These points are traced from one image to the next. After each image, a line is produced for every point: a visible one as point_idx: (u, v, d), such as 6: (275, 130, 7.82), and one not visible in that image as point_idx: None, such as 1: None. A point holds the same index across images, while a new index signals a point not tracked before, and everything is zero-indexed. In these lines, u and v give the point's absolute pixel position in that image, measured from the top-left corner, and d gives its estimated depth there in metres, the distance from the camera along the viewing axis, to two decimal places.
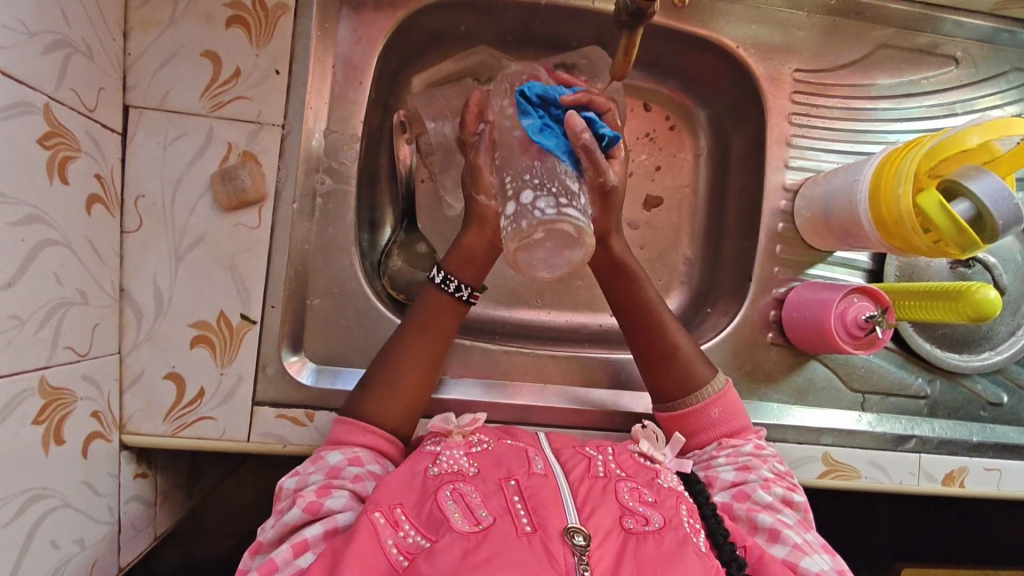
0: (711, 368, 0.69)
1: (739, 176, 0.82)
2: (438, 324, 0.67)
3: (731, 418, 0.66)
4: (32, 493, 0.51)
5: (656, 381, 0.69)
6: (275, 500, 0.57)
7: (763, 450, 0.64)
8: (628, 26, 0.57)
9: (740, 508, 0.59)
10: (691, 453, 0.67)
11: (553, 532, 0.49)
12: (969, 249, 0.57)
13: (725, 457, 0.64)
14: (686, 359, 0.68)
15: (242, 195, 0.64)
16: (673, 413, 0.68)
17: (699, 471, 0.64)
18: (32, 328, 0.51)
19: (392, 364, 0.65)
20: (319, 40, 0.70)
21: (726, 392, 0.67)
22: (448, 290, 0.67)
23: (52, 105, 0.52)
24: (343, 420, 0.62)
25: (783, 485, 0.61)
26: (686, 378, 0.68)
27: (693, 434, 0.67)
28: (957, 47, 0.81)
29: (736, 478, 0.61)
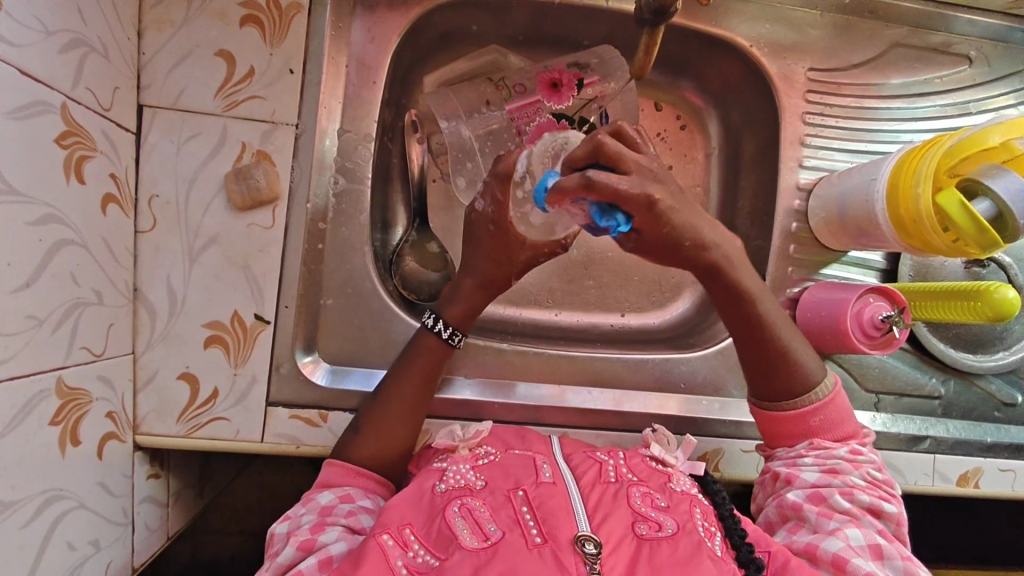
0: (821, 370, 0.63)
1: (752, 176, 0.82)
2: (429, 370, 0.66)
3: (834, 425, 0.62)
4: (48, 495, 0.51)
5: (760, 385, 0.63)
6: (268, 546, 0.57)
7: (858, 456, 0.61)
8: (649, 24, 0.56)
9: (810, 510, 0.58)
10: (779, 449, 0.64)
11: (562, 541, 0.48)
12: (989, 248, 0.57)
13: (813, 457, 0.61)
14: (797, 366, 0.62)
15: (257, 195, 0.64)
16: (770, 418, 0.64)
17: (783, 466, 0.63)
18: (49, 328, 0.50)
19: (392, 407, 0.64)
20: (333, 39, 0.69)
21: (832, 399, 0.63)
22: (444, 337, 0.67)
23: (68, 105, 0.52)
24: (333, 462, 0.62)
25: (874, 493, 0.59)
26: (795, 385, 0.62)
27: (787, 435, 0.63)
28: (971, 47, 0.80)
29: (818, 479, 0.59)
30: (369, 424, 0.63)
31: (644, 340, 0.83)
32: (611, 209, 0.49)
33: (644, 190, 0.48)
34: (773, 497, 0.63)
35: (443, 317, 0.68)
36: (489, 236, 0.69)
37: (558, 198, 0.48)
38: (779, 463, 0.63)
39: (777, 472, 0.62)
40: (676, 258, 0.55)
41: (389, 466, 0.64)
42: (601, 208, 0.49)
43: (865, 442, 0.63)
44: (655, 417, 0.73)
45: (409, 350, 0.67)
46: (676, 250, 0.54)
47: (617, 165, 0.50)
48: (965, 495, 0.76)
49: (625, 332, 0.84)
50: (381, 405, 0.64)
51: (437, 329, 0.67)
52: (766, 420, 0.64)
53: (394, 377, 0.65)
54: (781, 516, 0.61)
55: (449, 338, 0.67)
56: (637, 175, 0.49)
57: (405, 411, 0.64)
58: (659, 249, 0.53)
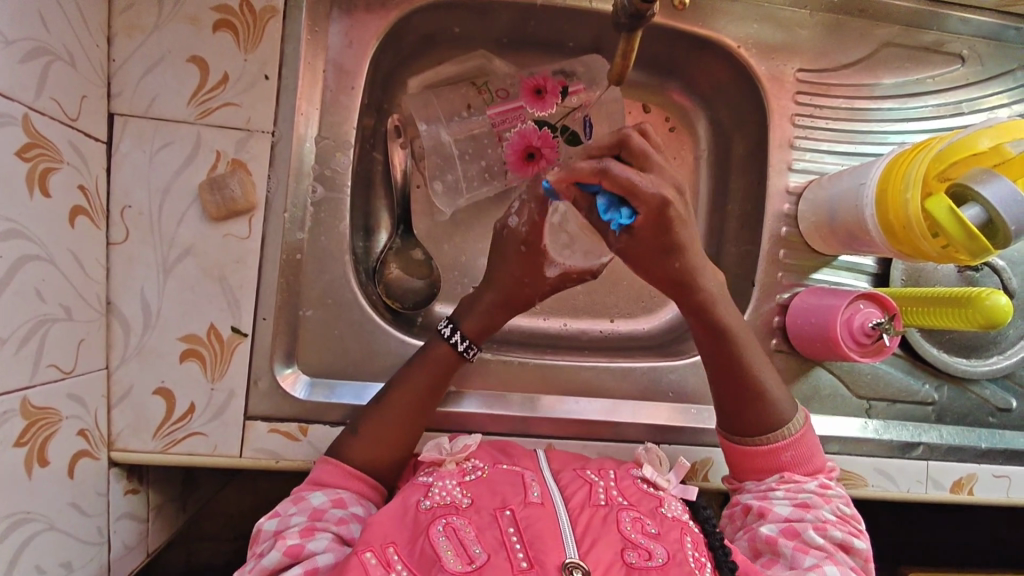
0: (792, 405, 0.63)
1: (741, 179, 0.81)
2: (438, 382, 0.65)
3: (805, 461, 0.62)
4: (14, 519, 0.49)
5: (732, 420, 0.63)
6: (253, 543, 0.56)
7: (828, 490, 0.60)
8: (628, 28, 0.55)
9: (785, 544, 0.57)
10: (748, 483, 0.63)
11: (549, 567, 0.47)
12: (980, 254, 0.56)
13: (784, 491, 0.60)
14: (770, 403, 0.62)
15: (232, 205, 0.63)
16: (740, 450, 0.63)
17: (754, 501, 0.61)
18: (11, 347, 0.49)
19: (393, 417, 0.63)
20: (309, 43, 0.67)
21: (803, 434, 0.62)
22: (459, 348, 0.66)
23: (31, 116, 0.50)
24: (327, 460, 0.61)
25: (845, 529, 0.58)
26: (768, 420, 0.62)
27: (756, 468, 0.63)
28: (963, 45, 0.79)
29: (790, 514, 0.58)
30: (366, 427, 0.62)
31: (633, 346, 0.81)
32: (618, 204, 0.54)
33: (659, 197, 0.51)
34: (743, 531, 0.62)
35: (461, 327, 0.67)
36: (518, 254, 0.68)
37: (565, 180, 0.55)
38: (748, 496, 0.62)
39: (747, 504, 0.61)
40: (663, 270, 0.58)
41: (380, 476, 0.62)
42: (609, 201, 0.54)
43: (832, 475, 0.63)
44: (643, 426, 0.72)
45: (417, 360, 0.66)
46: (667, 263, 0.57)
47: (638, 161, 0.54)
48: (959, 503, 0.75)
49: (614, 338, 0.82)
50: (384, 411, 0.63)
51: (450, 338, 0.66)
52: (734, 455, 0.63)
53: (398, 384, 0.64)
54: (753, 551, 0.59)
55: (463, 350, 0.66)
56: (655, 176, 0.53)
57: (407, 420, 0.63)
58: (656, 245, 0.56)
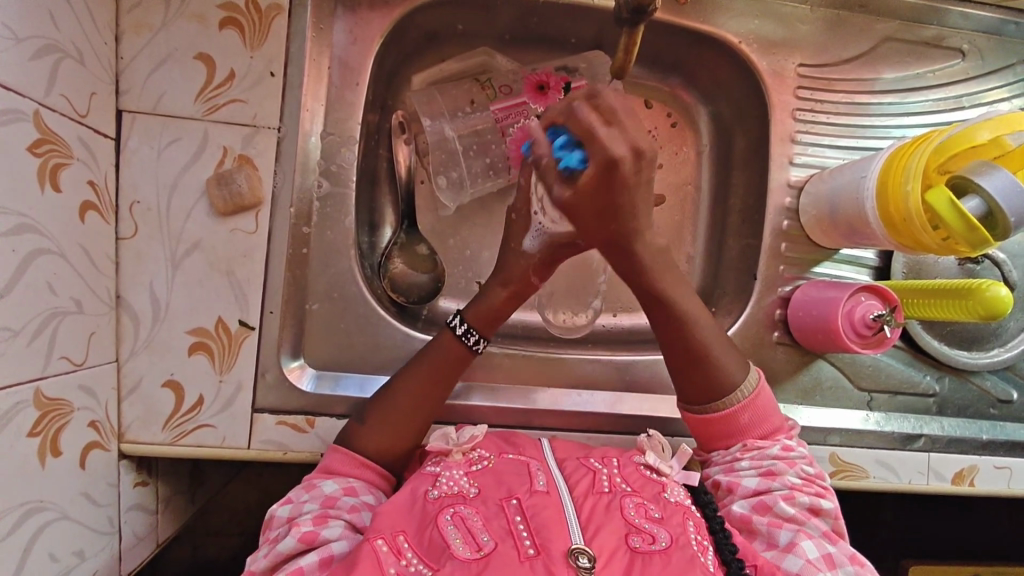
0: (743, 367, 0.64)
1: (743, 173, 0.81)
2: (449, 370, 0.66)
3: (763, 423, 0.63)
4: (28, 507, 0.50)
5: (687, 390, 0.64)
6: (266, 529, 0.57)
7: (790, 452, 0.62)
8: (629, 23, 0.55)
9: (760, 521, 0.58)
10: (716, 453, 0.64)
11: (556, 554, 0.48)
12: (981, 246, 0.56)
13: (749, 460, 0.61)
14: (718, 366, 0.62)
15: (239, 200, 0.64)
16: (700, 419, 0.64)
17: (721, 475, 0.63)
18: (25, 339, 0.50)
19: (404, 403, 0.63)
20: (314, 41, 0.68)
21: (757, 396, 0.63)
22: (463, 338, 0.66)
23: (41, 112, 0.51)
24: (338, 448, 0.62)
25: (811, 491, 0.60)
26: (720, 384, 0.62)
27: (719, 437, 0.64)
28: (964, 40, 0.79)
29: (759, 486, 0.60)
30: (377, 413, 0.63)
31: (636, 339, 0.82)
32: (573, 144, 0.50)
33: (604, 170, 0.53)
34: (716, 507, 0.63)
35: (465, 317, 0.67)
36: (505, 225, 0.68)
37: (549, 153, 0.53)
38: (717, 470, 0.64)
39: (717, 482, 0.62)
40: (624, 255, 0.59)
41: (393, 463, 0.63)
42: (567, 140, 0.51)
43: (793, 435, 0.64)
44: (646, 418, 0.73)
45: (429, 347, 0.67)
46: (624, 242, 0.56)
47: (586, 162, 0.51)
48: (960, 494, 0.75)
49: (617, 332, 0.83)
50: (393, 401, 0.63)
51: (452, 326, 0.67)
52: (697, 426, 0.64)
53: (410, 371, 0.65)
54: (731, 529, 0.61)
55: (471, 343, 0.67)
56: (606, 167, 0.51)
57: (415, 410, 0.64)
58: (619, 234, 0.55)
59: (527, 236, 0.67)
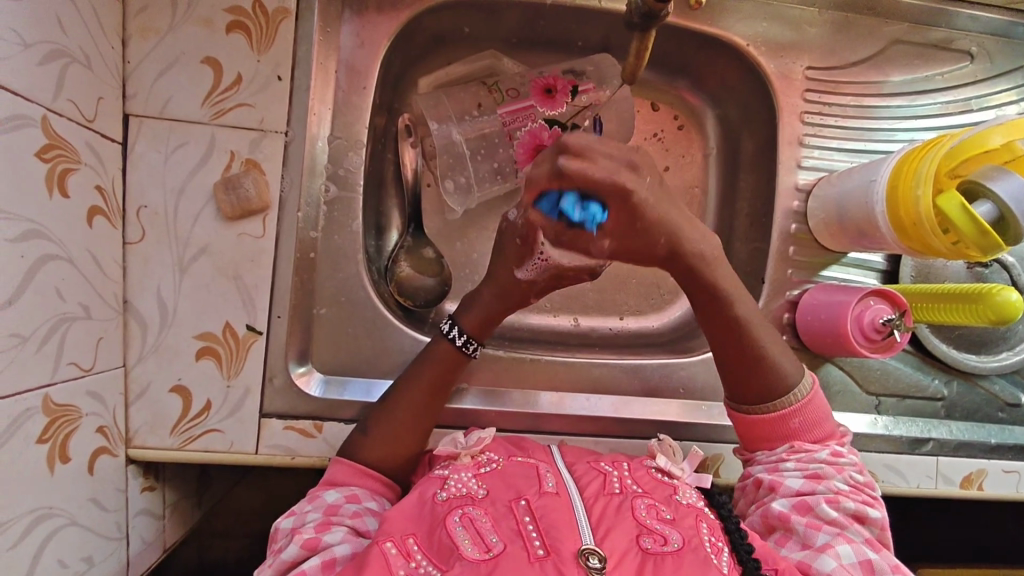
0: (798, 371, 0.64)
1: (750, 176, 0.81)
2: (445, 376, 0.65)
3: (814, 428, 0.62)
4: (37, 514, 0.50)
5: (739, 387, 0.63)
6: (272, 541, 0.57)
7: (840, 459, 0.61)
8: (640, 28, 0.55)
9: (799, 521, 0.57)
10: (758, 454, 0.64)
11: (566, 554, 0.48)
12: (991, 250, 0.56)
13: (795, 462, 0.61)
14: (776, 368, 0.62)
15: (246, 204, 0.63)
16: (748, 420, 0.64)
17: (766, 473, 0.62)
18: (34, 345, 0.50)
19: (403, 414, 0.63)
20: (321, 44, 0.68)
21: (810, 400, 0.63)
22: (458, 344, 0.66)
23: (49, 117, 0.51)
24: (340, 460, 0.62)
25: (858, 499, 0.59)
26: (776, 385, 0.62)
27: (767, 439, 0.63)
28: (972, 42, 0.79)
29: (802, 487, 0.59)
30: (376, 423, 0.63)
31: (643, 343, 0.82)
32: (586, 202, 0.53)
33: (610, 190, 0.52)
34: (756, 505, 0.62)
35: (460, 322, 0.67)
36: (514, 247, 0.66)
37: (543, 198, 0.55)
38: (761, 469, 0.63)
39: (760, 479, 0.62)
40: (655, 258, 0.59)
41: (394, 471, 0.63)
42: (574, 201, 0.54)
43: (843, 442, 0.64)
44: (654, 423, 0.73)
45: (422, 356, 0.66)
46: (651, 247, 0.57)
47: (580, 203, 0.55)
48: (969, 498, 0.75)
49: (624, 335, 0.82)
50: (390, 409, 0.63)
51: (450, 337, 0.66)
52: (745, 427, 0.64)
53: (406, 380, 0.64)
54: (766, 526, 0.60)
55: (464, 347, 0.66)
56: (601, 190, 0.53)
57: (412, 418, 0.63)
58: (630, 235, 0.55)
59: (520, 266, 0.67)
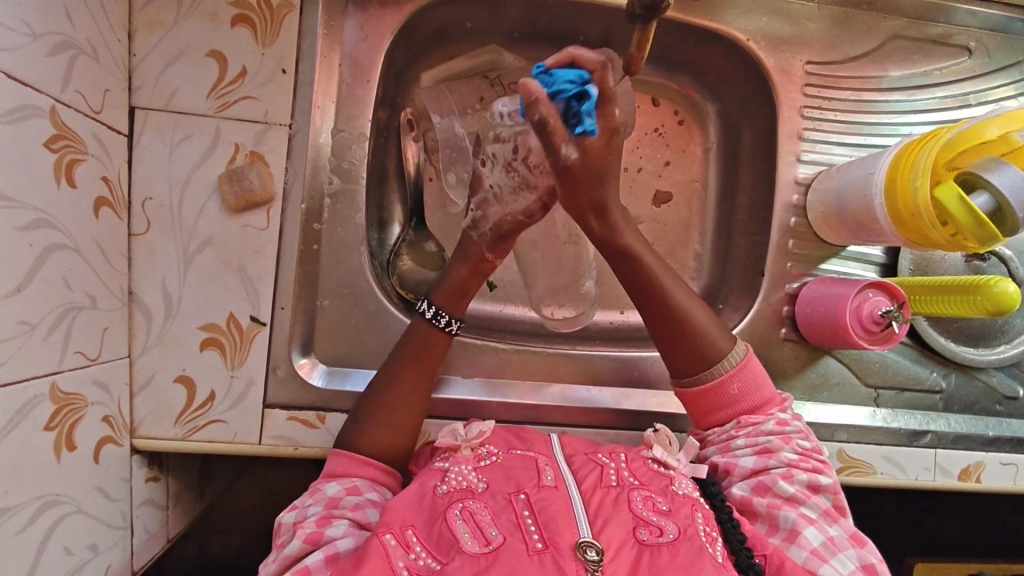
0: (730, 338, 0.64)
1: (750, 170, 0.81)
2: (430, 355, 0.66)
3: (753, 393, 0.64)
4: (45, 500, 0.51)
5: (674, 363, 0.64)
6: (276, 535, 0.57)
7: (785, 427, 0.63)
8: (642, 20, 0.55)
9: (760, 503, 0.58)
10: (710, 429, 0.65)
11: (564, 548, 0.48)
12: (990, 241, 0.57)
13: (744, 437, 0.63)
14: (704, 337, 0.63)
15: (250, 196, 0.64)
16: (690, 392, 0.65)
17: (719, 455, 0.64)
18: (41, 333, 0.50)
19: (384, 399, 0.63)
20: (325, 38, 0.69)
21: (745, 365, 0.64)
22: (427, 317, 0.66)
23: (57, 108, 0.51)
24: (339, 452, 0.62)
25: (807, 468, 0.61)
26: (707, 355, 0.63)
27: (712, 412, 0.65)
28: (970, 37, 0.79)
29: (756, 465, 0.61)
30: (363, 407, 0.64)
31: (643, 336, 0.82)
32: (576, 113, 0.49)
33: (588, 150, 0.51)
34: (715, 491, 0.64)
35: (433, 299, 0.67)
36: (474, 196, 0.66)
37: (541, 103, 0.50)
38: (714, 450, 0.65)
39: (715, 462, 0.63)
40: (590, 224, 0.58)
41: (397, 458, 0.63)
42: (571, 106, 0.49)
43: (786, 408, 0.65)
44: (655, 414, 0.73)
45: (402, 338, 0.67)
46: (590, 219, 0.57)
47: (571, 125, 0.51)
48: (967, 490, 0.75)
49: (625, 329, 0.83)
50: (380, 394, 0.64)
51: (421, 311, 0.66)
52: (687, 400, 0.65)
53: (387, 362, 0.66)
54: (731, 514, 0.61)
55: (448, 328, 0.66)
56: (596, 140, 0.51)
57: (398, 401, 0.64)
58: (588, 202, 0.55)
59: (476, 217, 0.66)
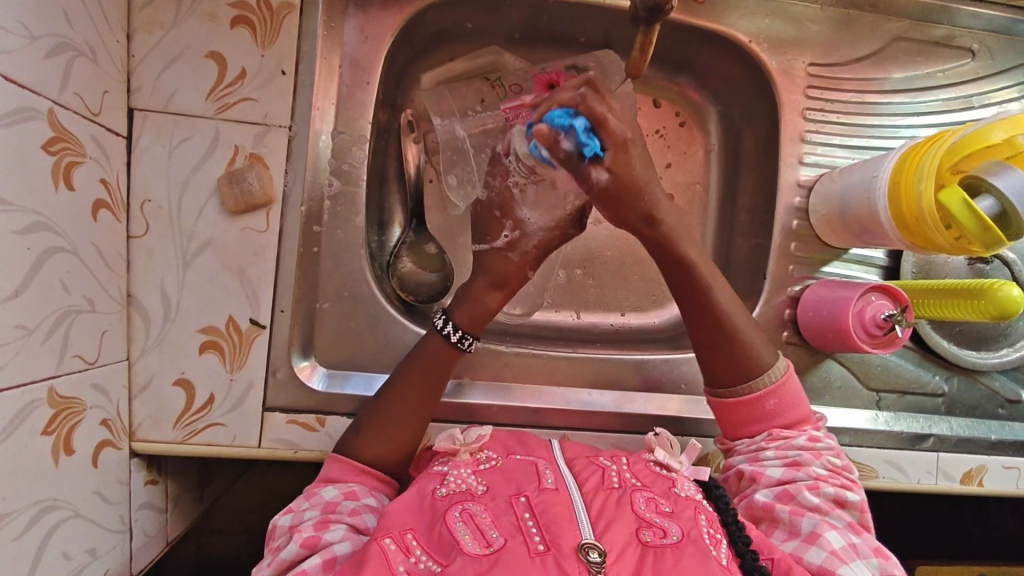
0: (773, 353, 0.65)
1: (752, 172, 0.81)
2: (435, 373, 0.65)
3: (789, 410, 0.64)
4: (43, 505, 0.50)
5: (715, 372, 0.64)
6: (271, 538, 0.57)
7: (817, 443, 0.62)
8: (644, 22, 0.55)
9: (783, 509, 0.58)
10: (739, 442, 0.65)
11: (566, 550, 0.48)
12: (995, 245, 0.56)
13: (775, 449, 0.62)
14: (751, 348, 0.63)
15: (250, 198, 0.63)
16: (726, 403, 0.64)
17: (746, 463, 0.63)
18: (40, 337, 0.50)
19: (389, 420, 0.63)
20: (325, 39, 0.68)
21: (785, 382, 0.64)
22: (453, 340, 0.65)
23: (56, 110, 0.51)
24: (337, 458, 0.62)
25: (836, 483, 0.60)
26: (750, 366, 0.63)
27: (746, 424, 0.64)
28: (973, 39, 0.79)
29: (783, 475, 0.60)
30: (370, 421, 0.63)
31: (644, 339, 0.82)
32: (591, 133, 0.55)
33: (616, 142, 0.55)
34: (739, 497, 0.63)
35: (454, 319, 0.66)
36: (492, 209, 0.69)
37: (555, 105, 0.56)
38: (741, 459, 0.64)
39: (741, 470, 0.63)
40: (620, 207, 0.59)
41: (397, 461, 0.63)
42: (585, 127, 0.54)
43: (819, 426, 0.65)
44: (656, 418, 0.73)
45: (414, 355, 0.65)
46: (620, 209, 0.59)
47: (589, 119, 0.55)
48: (969, 493, 0.75)
49: (626, 331, 0.82)
50: (385, 414, 0.63)
51: (443, 332, 0.65)
52: (723, 409, 0.65)
53: (394, 379, 0.64)
54: (752, 518, 0.61)
55: (461, 344, 0.65)
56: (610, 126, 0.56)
57: (407, 419, 0.63)
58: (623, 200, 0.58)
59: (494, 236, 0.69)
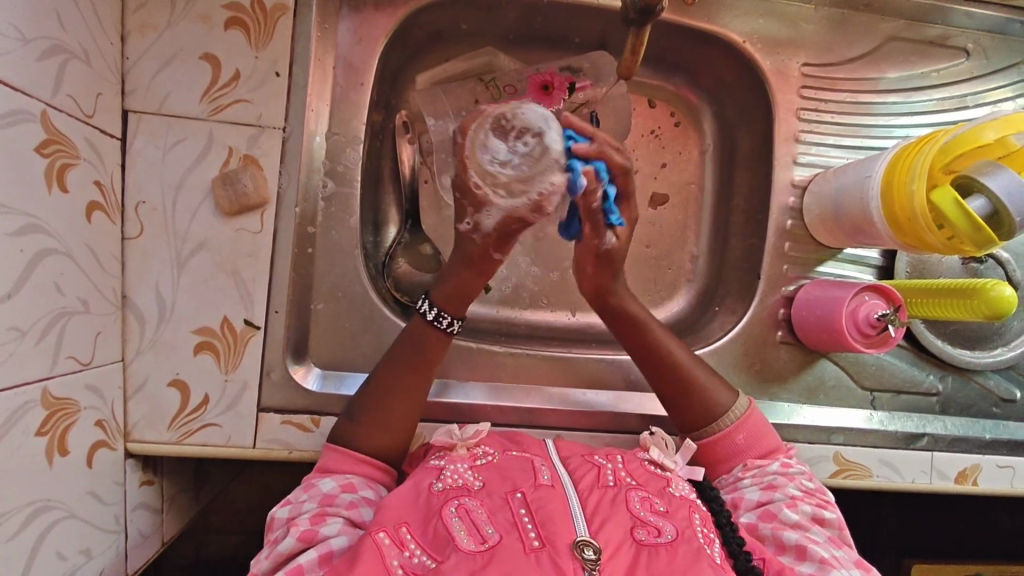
0: (731, 393, 0.68)
1: (747, 172, 0.81)
2: (426, 358, 0.65)
3: (758, 442, 0.66)
4: (37, 505, 0.50)
5: (681, 417, 0.67)
6: (269, 530, 0.57)
7: (789, 468, 0.64)
8: (636, 24, 0.55)
9: (765, 529, 0.59)
10: (720, 479, 0.66)
11: (561, 546, 0.48)
12: (984, 245, 0.56)
13: (751, 478, 0.63)
14: (706, 391, 0.67)
15: (244, 199, 0.64)
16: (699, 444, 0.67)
17: (725, 494, 0.64)
18: (33, 338, 0.50)
19: (382, 407, 0.63)
20: (319, 40, 0.68)
21: (749, 416, 0.67)
22: (443, 325, 0.65)
23: (49, 112, 0.51)
24: (333, 447, 0.62)
25: (812, 502, 0.61)
26: (709, 409, 0.66)
27: (722, 462, 0.66)
28: (968, 39, 0.79)
29: (761, 498, 0.61)
30: (366, 411, 0.63)
31: None
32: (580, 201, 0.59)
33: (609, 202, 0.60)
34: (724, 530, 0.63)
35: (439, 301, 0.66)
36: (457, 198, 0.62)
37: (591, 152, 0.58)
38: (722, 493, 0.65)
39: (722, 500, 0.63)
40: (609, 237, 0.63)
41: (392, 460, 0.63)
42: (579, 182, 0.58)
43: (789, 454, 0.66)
44: (650, 418, 0.73)
45: (402, 339, 0.66)
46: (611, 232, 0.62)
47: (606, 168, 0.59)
48: (964, 493, 0.75)
49: None
50: (384, 404, 0.63)
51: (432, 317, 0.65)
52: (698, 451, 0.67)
53: (385, 366, 0.65)
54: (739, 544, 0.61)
55: (449, 329, 0.66)
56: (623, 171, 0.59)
57: (405, 409, 0.64)
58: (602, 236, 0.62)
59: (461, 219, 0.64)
